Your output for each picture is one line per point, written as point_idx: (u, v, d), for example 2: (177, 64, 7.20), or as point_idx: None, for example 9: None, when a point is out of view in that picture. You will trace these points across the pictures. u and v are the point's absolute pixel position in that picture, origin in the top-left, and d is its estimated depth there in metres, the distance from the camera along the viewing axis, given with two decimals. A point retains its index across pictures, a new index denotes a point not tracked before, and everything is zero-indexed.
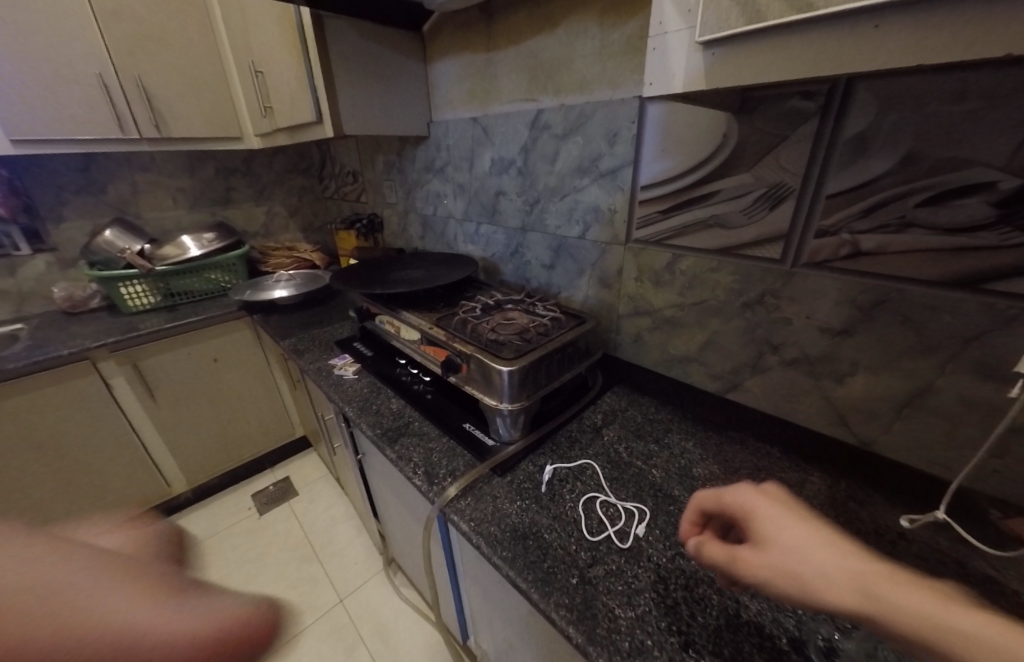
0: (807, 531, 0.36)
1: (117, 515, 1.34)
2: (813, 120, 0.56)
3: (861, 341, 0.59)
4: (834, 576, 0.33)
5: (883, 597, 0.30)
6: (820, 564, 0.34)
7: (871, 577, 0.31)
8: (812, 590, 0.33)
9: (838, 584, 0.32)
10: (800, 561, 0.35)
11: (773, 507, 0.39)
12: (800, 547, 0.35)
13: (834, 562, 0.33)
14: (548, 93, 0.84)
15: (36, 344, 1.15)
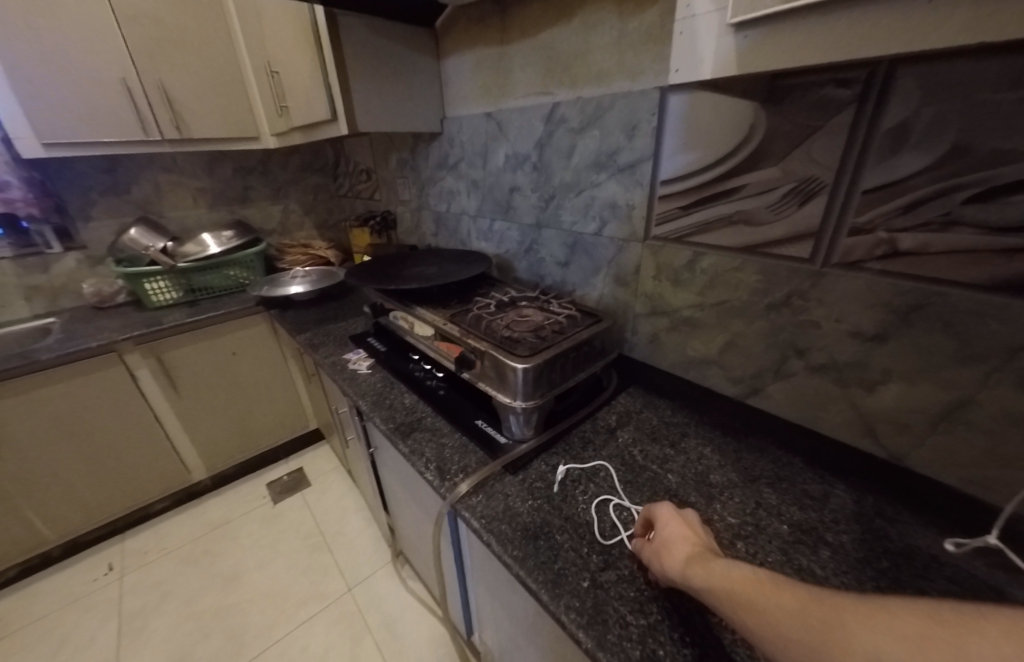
0: (680, 527, 0.48)
1: (144, 501, 1.40)
2: (849, 111, 0.52)
3: (895, 348, 0.55)
4: (678, 555, 0.45)
5: (697, 566, 0.42)
6: (675, 546, 0.46)
7: (698, 555, 0.43)
8: (664, 563, 0.46)
9: (677, 559, 0.44)
10: (664, 543, 0.47)
11: (668, 509, 0.51)
12: (668, 535, 0.47)
13: (684, 545, 0.45)
14: (565, 86, 0.82)
15: (68, 337, 1.19)
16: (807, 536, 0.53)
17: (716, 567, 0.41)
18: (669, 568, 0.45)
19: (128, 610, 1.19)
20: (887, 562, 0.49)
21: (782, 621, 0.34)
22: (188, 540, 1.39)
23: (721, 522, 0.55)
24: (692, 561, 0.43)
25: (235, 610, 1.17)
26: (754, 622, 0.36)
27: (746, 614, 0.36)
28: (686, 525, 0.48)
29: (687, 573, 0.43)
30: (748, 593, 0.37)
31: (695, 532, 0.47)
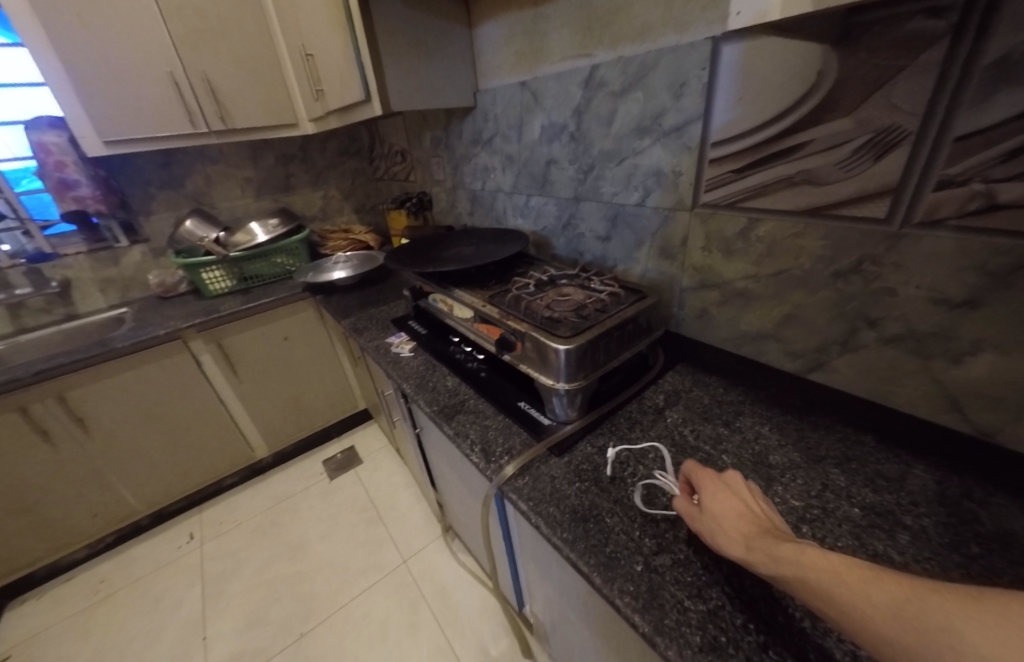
0: (729, 500, 0.46)
1: (214, 475, 1.52)
2: (942, 44, 0.45)
3: (988, 315, 0.49)
4: (735, 537, 0.43)
5: (750, 545, 0.41)
6: (730, 528, 0.44)
7: (755, 536, 0.41)
8: (719, 542, 0.44)
9: (735, 541, 0.42)
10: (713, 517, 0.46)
11: (716, 480, 0.49)
12: (720, 515, 0.45)
13: (737, 520, 0.44)
14: (605, 46, 0.77)
15: (139, 325, 1.30)
16: (882, 520, 0.49)
17: (771, 547, 0.39)
18: (717, 542, 0.44)
19: (208, 574, 1.32)
20: (978, 549, 0.46)
21: (851, 605, 0.33)
22: (256, 512, 1.51)
23: (784, 504, 0.52)
24: (744, 538, 0.42)
25: (300, 577, 1.27)
26: (825, 608, 0.34)
27: (813, 601, 0.35)
28: (736, 502, 0.46)
29: (738, 550, 0.42)
30: (810, 576, 0.36)
31: (746, 503, 0.46)
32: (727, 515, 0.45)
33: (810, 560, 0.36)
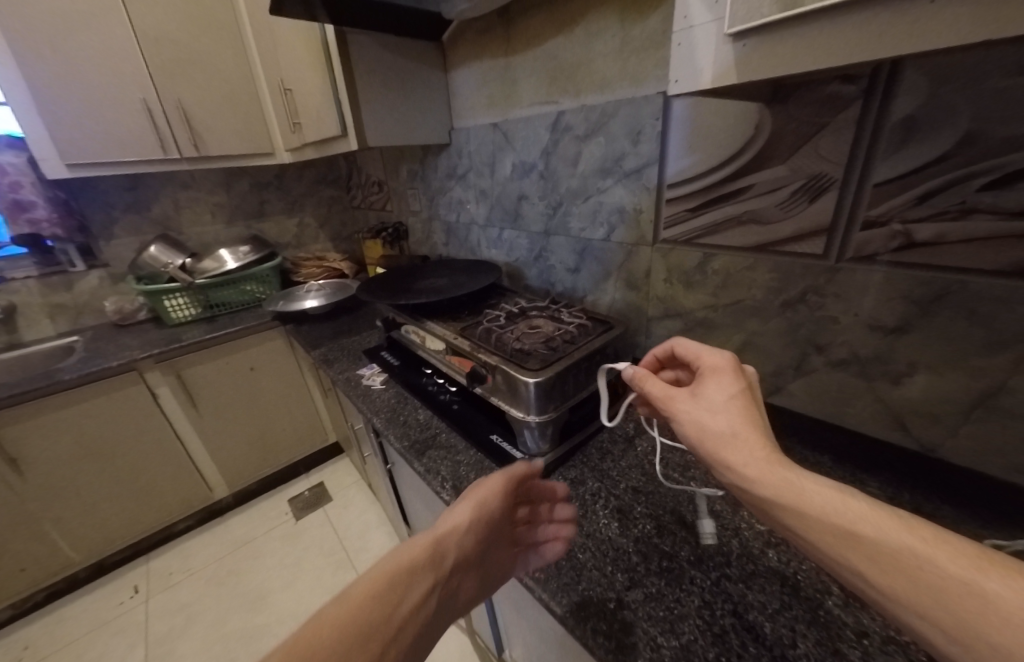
0: (738, 400, 0.45)
1: (165, 519, 1.41)
2: (856, 105, 0.52)
3: (918, 340, 0.54)
4: (738, 446, 0.42)
5: (740, 445, 0.42)
6: (734, 438, 0.42)
7: (760, 452, 0.41)
8: (720, 452, 0.43)
9: (737, 451, 0.42)
10: (709, 406, 0.46)
11: (736, 379, 0.47)
12: (727, 425, 0.43)
13: (737, 419, 0.44)
14: (569, 94, 0.83)
15: (90, 356, 1.23)
16: None
17: (807, 487, 0.37)
18: (717, 444, 0.43)
19: (153, 633, 1.20)
20: None
21: (936, 585, 0.30)
22: (210, 560, 1.40)
23: (751, 531, 0.54)
24: (744, 445, 0.42)
25: (259, 632, 1.17)
26: (885, 574, 0.32)
27: (876, 570, 0.33)
28: (749, 415, 0.44)
29: (726, 448, 0.42)
30: (878, 537, 0.33)
31: (756, 412, 0.45)
32: (738, 424, 0.43)
33: (894, 531, 0.33)
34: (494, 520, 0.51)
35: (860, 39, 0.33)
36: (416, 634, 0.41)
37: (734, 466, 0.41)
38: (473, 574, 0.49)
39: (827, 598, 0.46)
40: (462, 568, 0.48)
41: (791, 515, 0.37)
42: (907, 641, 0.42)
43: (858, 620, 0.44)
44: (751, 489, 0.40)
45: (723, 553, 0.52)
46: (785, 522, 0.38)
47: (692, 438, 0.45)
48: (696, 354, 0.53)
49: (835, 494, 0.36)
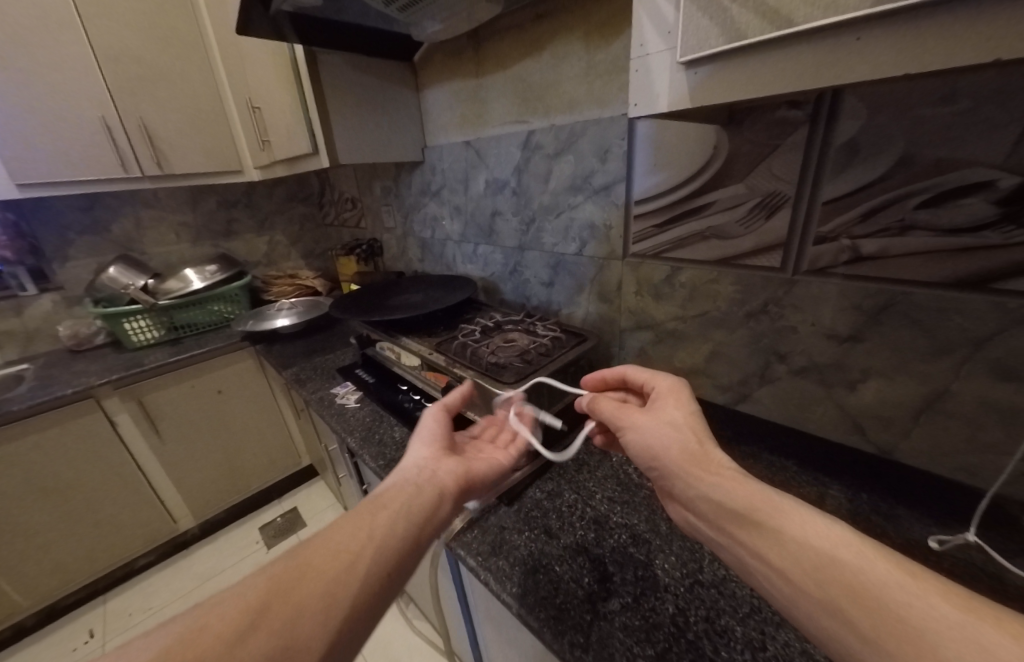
0: (688, 421, 0.51)
1: (125, 555, 1.33)
2: (803, 128, 0.55)
3: (870, 348, 0.57)
4: (687, 457, 0.48)
5: (699, 459, 0.47)
6: (683, 452, 0.48)
7: (709, 467, 0.46)
8: (674, 465, 0.48)
9: (687, 462, 0.47)
10: (665, 423, 0.52)
11: (686, 401, 0.54)
12: (677, 442, 0.49)
13: (687, 438, 0.49)
14: (539, 114, 0.86)
15: (41, 385, 1.16)
16: None
17: (788, 514, 0.39)
18: (672, 459, 0.48)
19: None
20: None
21: (923, 630, 0.30)
22: (174, 596, 1.32)
23: None
24: (695, 460, 0.47)
25: None
26: (866, 610, 0.33)
27: (856, 605, 0.33)
28: (696, 433, 0.50)
29: (685, 467, 0.47)
30: (859, 569, 0.34)
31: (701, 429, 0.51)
32: (687, 442, 0.49)
33: (880, 569, 0.34)
34: (439, 429, 0.61)
35: (795, 71, 0.35)
36: (404, 503, 0.48)
37: (703, 480, 0.45)
38: (450, 458, 0.56)
39: None
40: (430, 457, 0.56)
41: (770, 540, 0.39)
42: None
43: None
44: (727, 507, 0.43)
45: (696, 559, 0.53)
46: (762, 547, 0.39)
47: (650, 456, 0.51)
48: (648, 378, 0.59)
49: (814, 520, 0.38)
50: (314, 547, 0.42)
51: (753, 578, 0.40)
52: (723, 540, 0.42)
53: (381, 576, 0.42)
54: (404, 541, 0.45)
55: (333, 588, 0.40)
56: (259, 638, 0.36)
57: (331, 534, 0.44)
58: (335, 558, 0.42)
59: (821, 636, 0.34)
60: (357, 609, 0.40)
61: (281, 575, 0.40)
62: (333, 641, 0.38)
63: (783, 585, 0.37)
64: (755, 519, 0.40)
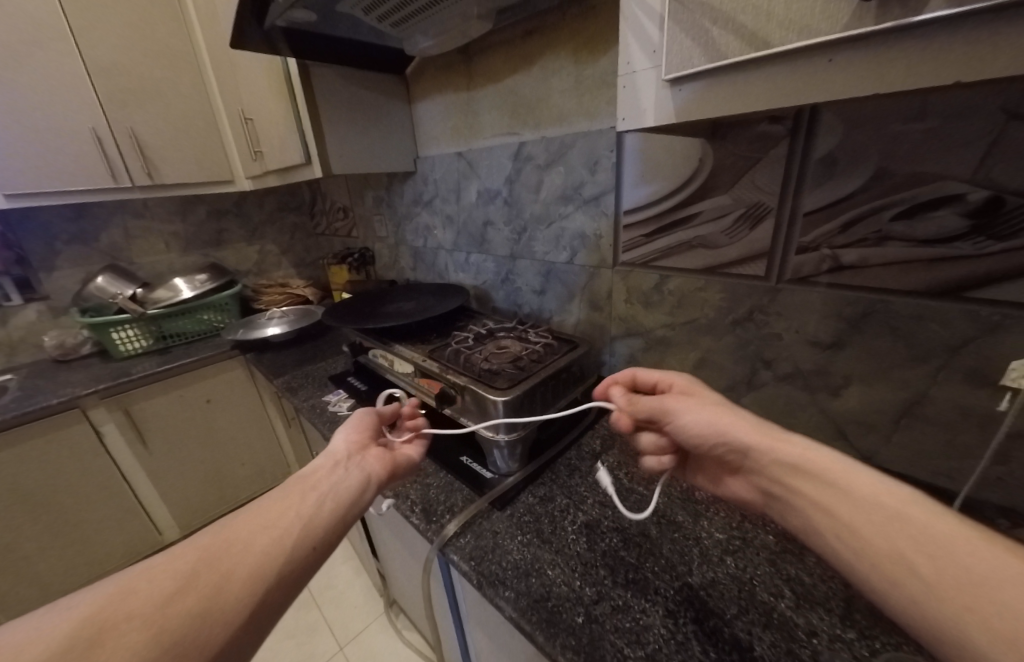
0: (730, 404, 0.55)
1: (108, 568, 1.31)
2: (784, 143, 0.57)
3: (852, 354, 0.59)
4: (749, 428, 0.50)
5: (762, 428, 0.49)
6: (744, 422, 0.51)
7: (774, 433, 0.49)
8: (742, 432, 0.50)
9: (751, 431, 0.50)
10: (715, 403, 0.55)
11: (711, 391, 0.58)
12: (733, 414, 0.52)
13: (741, 414, 0.52)
14: (529, 126, 0.87)
15: (25, 395, 1.13)
16: (793, 545, 0.55)
17: (857, 477, 0.41)
18: (738, 427, 0.50)
19: None
20: None
21: (987, 577, 0.32)
22: None
23: (709, 538, 0.57)
24: (760, 427, 0.50)
25: None
26: (930, 559, 0.34)
27: (919, 555, 0.35)
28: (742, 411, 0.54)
29: (755, 433, 0.49)
30: (924, 525, 0.36)
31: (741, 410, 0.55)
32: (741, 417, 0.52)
33: (944, 526, 0.35)
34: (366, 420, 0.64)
35: (772, 90, 0.36)
36: (332, 487, 0.51)
37: (778, 446, 0.47)
38: (377, 448, 0.60)
39: (779, 601, 0.48)
40: (359, 446, 0.59)
41: (841, 497, 0.41)
42: (852, 637, 0.45)
43: (808, 620, 0.46)
44: (801, 469, 0.45)
45: (685, 562, 0.54)
46: (833, 504, 0.41)
47: (710, 429, 0.52)
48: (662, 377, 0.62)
49: (882, 482, 0.40)
50: (244, 522, 0.43)
51: (822, 538, 0.41)
52: (796, 499, 0.44)
53: (307, 548, 0.44)
54: (331, 519, 0.48)
55: (261, 556, 0.41)
56: (187, 601, 0.37)
57: (260, 509, 0.45)
58: (263, 530, 0.43)
59: (885, 585, 0.36)
60: (286, 577, 0.42)
61: (210, 545, 0.40)
62: (259, 607, 0.40)
63: (850, 539, 0.39)
64: (826, 478, 0.43)
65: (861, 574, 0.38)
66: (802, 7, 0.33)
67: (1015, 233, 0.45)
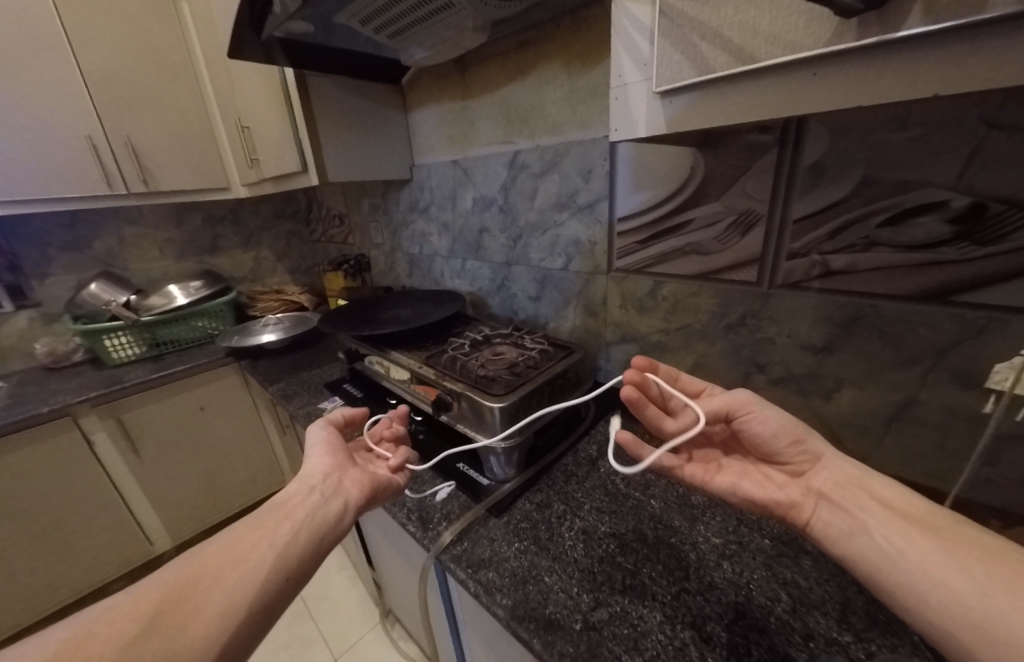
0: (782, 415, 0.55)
1: (96, 579, 1.28)
2: (773, 151, 0.58)
3: (843, 358, 0.60)
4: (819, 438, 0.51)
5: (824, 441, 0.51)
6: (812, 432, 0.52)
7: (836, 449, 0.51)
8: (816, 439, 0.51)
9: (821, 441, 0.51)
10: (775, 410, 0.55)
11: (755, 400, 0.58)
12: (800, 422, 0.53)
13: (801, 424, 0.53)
14: (524, 135, 0.89)
15: (15, 403, 1.12)
16: (789, 549, 0.55)
17: (905, 494, 0.44)
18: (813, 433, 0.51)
19: None
20: None
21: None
22: None
23: (706, 543, 0.57)
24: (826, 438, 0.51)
25: None
26: (981, 561, 0.37)
27: (976, 558, 0.37)
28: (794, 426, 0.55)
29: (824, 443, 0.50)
30: (979, 539, 0.39)
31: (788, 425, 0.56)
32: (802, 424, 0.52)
33: (990, 540, 0.38)
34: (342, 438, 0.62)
35: (759, 102, 0.37)
36: (308, 513, 0.50)
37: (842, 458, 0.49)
38: (357, 469, 0.59)
39: (776, 605, 0.48)
40: (337, 467, 0.57)
41: (892, 506, 0.43)
42: (848, 640, 0.45)
43: (804, 623, 0.47)
44: (863, 479, 0.46)
45: (682, 567, 0.54)
46: (887, 511, 0.43)
47: (781, 428, 0.51)
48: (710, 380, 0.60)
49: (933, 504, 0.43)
50: (211, 556, 0.43)
51: (863, 538, 0.43)
52: (850, 500, 0.45)
53: (280, 581, 0.43)
54: (306, 548, 0.47)
55: (230, 592, 0.41)
56: (151, 646, 0.36)
57: (228, 542, 0.44)
58: (232, 565, 0.43)
59: (925, 583, 0.38)
60: (257, 612, 0.41)
61: (175, 584, 0.40)
62: (228, 643, 0.39)
63: (898, 541, 0.41)
64: (876, 491, 0.45)
65: (903, 573, 0.39)
66: (787, 22, 0.34)
67: (999, 238, 0.46)
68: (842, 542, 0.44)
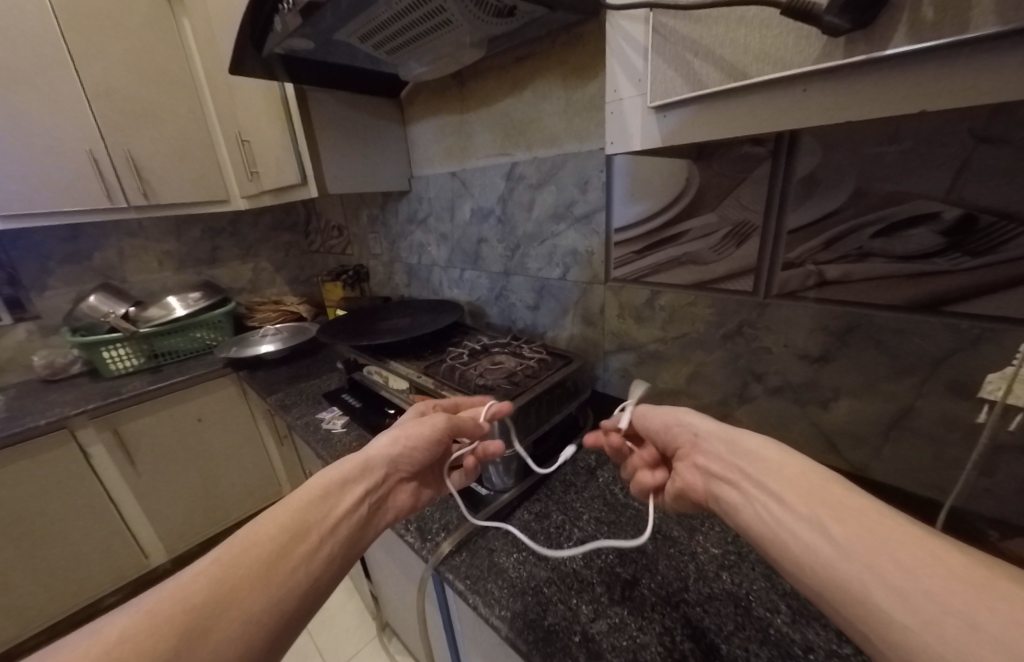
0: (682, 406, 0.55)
1: (90, 593, 1.27)
2: (766, 163, 0.59)
3: (839, 367, 0.60)
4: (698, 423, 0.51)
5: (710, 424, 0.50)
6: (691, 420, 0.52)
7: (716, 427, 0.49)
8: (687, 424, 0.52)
9: (700, 426, 0.51)
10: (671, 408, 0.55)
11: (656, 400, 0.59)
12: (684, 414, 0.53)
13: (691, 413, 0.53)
14: (521, 147, 0.89)
15: (11, 416, 1.12)
16: None
17: (780, 456, 0.42)
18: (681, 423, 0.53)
19: None
20: None
21: (884, 540, 0.32)
22: None
23: (705, 553, 0.57)
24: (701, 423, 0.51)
25: None
26: (843, 525, 0.34)
27: (835, 519, 0.35)
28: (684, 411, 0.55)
29: (697, 427, 0.51)
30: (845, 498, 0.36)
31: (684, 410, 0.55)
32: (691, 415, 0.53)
33: (855, 499, 0.35)
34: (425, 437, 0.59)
35: (748, 116, 0.38)
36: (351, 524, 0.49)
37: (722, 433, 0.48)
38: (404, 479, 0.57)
39: (776, 616, 0.48)
40: (391, 474, 0.56)
41: (771, 471, 0.41)
42: (849, 653, 0.45)
43: (804, 636, 0.46)
44: (740, 450, 0.45)
45: (682, 578, 0.53)
46: (761, 478, 0.41)
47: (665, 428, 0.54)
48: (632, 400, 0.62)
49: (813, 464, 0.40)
50: (245, 570, 0.40)
51: (750, 510, 0.41)
52: (734, 475, 0.44)
53: (306, 602, 0.41)
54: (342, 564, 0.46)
55: (260, 608, 0.39)
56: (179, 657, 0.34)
57: (275, 546, 0.42)
58: (276, 575, 0.41)
59: (791, 544, 0.36)
60: (281, 632, 0.39)
61: (210, 593, 0.37)
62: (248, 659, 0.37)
63: (775, 507, 0.39)
64: (759, 455, 0.43)
65: (778, 540, 0.37)
66: (775, 41, 0.35)
67: (991, 249, 0.47)
68: (732, 519, 0.43)
